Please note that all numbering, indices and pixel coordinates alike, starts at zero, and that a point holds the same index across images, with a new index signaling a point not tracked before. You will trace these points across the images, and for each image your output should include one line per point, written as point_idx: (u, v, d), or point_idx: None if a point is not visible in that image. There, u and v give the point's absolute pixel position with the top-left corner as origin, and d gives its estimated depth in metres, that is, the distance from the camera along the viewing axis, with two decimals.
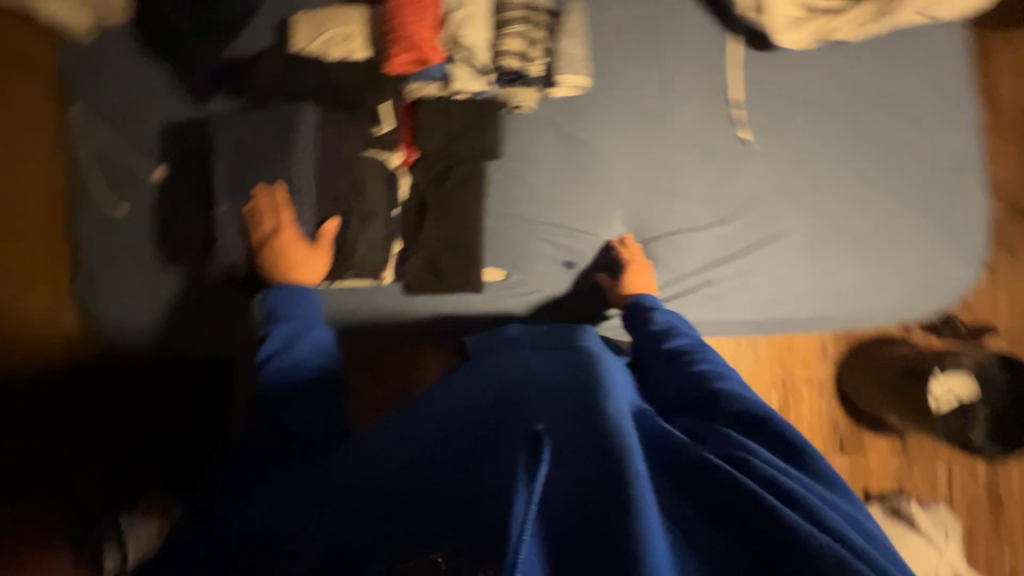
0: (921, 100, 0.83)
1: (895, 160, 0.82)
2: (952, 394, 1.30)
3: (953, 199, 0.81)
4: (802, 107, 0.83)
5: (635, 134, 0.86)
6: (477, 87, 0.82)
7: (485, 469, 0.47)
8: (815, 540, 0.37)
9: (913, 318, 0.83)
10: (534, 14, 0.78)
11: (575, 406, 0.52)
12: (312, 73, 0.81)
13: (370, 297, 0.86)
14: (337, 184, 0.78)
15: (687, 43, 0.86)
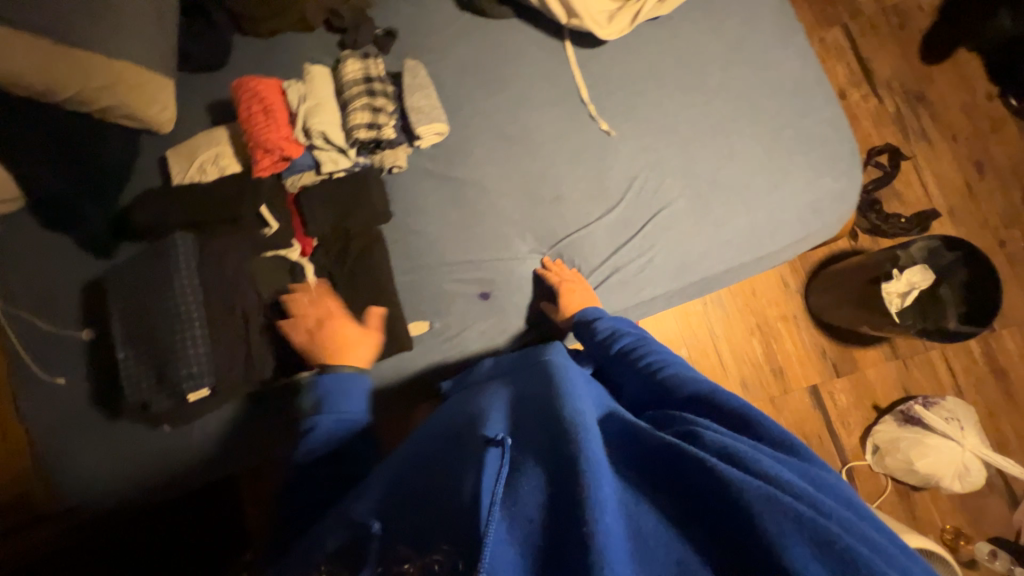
0: (755, 37, 0.86)
1: (748, 100, 0.85)
2: (912, 287, 1.34)
3: (814, 119, 0.84)
4: (647, 83, 0.88)
5: (507, 155, 0.90)
6: (347, 164, 0.86)
7: (458, 477, 0.52)
8: (749, 486, 0.42)
9: (821, 239, 0.84)
10: (375, 83, 0.82)
11: (545, 411, 0.56)
12: (190, 199, 0.85)
13: (305, 390, 0.85)
14: (236, 294, 0.81)
15: (527, 59, 0.92)
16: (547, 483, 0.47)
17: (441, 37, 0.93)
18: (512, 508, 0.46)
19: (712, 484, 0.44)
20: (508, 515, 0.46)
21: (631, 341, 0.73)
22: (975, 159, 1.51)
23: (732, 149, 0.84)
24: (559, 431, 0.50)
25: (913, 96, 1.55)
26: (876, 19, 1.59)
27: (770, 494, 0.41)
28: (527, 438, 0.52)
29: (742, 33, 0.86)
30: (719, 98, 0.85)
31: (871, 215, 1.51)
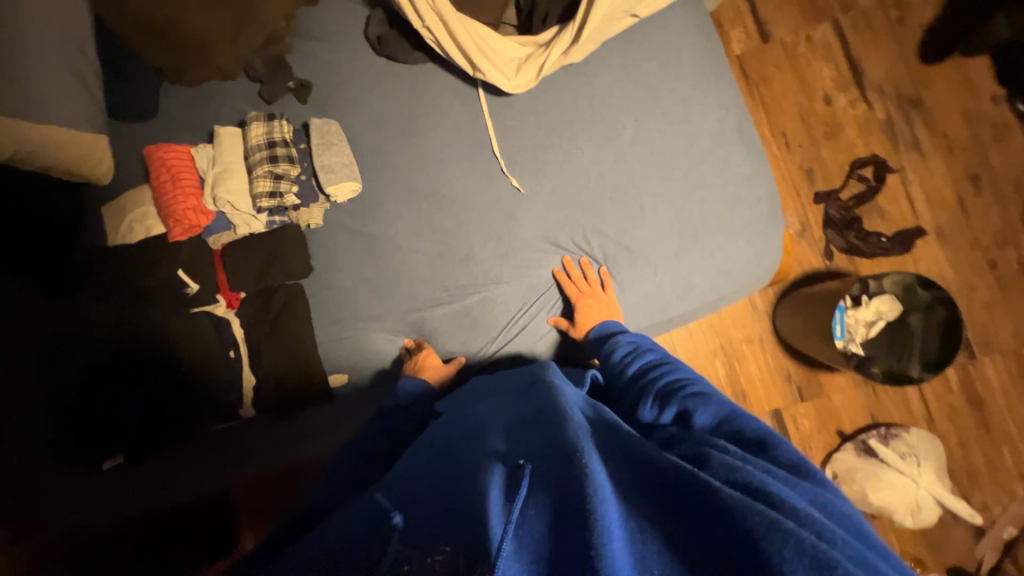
0: (675, 84, 0.81)
1: (664, 154, 0.81)
2: (880, 317, 1.27)
3: (731, 175, 0.79)
4: (560, 134, 0.85)
5: (421, 209, 0.90)
6: (262, 224, 0.89)
7: (465, 493, 0.48)
8: (750, 509, 0.37)
9: (731, 300, 0.83)
10: (275, 150, 0.84)
11: (542, 431, 0.53)
12: (120, 260, 0.91)
13: (233, 436, 0.91)
14: (161, 351, 0.87)
15: (443, 110, 0.91)
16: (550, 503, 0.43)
17: (357, 87, 0.93)
18: (518, 530, 0.42)
19: (719, 510, 0.39)
20: (517, 535, 0.41)
21: (641, 362, 0.70)
22: (969, 172, 1.40)
23: (643, 208, 0.81)
24: (562, 453, 0.47)
25: (907, 101, 1.42)
26: (871, 13, 1.44)
27: (771, 517, 0.36)
28: (538, 459, 0.49)
29: (661, 79, 0.81)
30: (634, 151, 0.82)
31: (848, 234, 1.41)
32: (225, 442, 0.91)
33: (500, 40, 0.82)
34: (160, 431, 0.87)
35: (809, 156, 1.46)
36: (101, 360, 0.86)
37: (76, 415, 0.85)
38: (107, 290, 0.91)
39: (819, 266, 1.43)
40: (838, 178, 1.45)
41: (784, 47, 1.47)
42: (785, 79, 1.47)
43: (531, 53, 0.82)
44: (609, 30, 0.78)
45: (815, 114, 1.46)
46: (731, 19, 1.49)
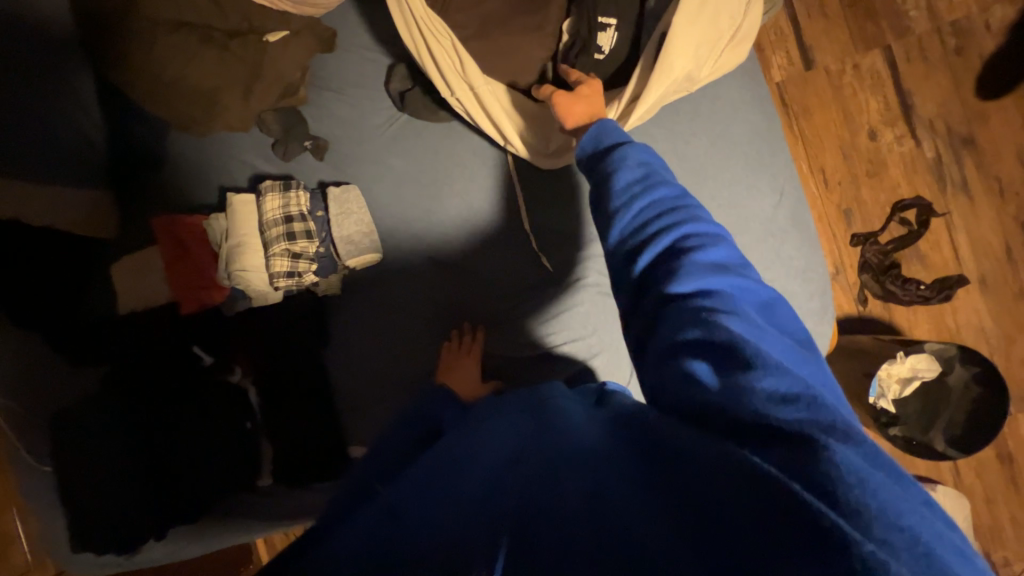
0: (725, 164, 0.74)
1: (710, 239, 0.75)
2: (915, 375, 1.21)
3: (782, 264, 0.74)
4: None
5: (446, 280, 0.86)
6: (278, 296, 0.84)
7: (449, 502, 0.45)
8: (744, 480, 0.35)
9: None
10: (292, 226, 0.79)
11: (536, 446, 0.47)
12: (123, 329, 0.86)
13: (248, 510, 0.88)
14: (176, 422, 0.85)
15: (469, 175, 0.87)
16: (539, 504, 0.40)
17: (379, 147, 0.87)
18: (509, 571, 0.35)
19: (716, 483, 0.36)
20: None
21: (650, 206, 0.56)
22: (1019, 220, 1.32)
23: None
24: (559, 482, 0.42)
25: (959, 140, 1.33)
26: (928, 40, 1.33)
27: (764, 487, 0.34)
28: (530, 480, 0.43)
29: (709, 157, 0.75)
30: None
31: (886, 280, 1.34)
32: (234, 513, 0.88)
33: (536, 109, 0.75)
34: (174, 503, 0.84)
35: (848, 195, 1.38)
36: (103, 440, 0.81)
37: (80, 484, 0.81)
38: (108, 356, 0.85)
39: (850, 312, 1.37)
40: (878, 219, 1.37)
41: (829, 75, 1.37)
42: (828, 110, 1.37)
43: None
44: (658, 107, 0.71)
45: (858, 149, 1.37)
46: (773, 43, 1.38)
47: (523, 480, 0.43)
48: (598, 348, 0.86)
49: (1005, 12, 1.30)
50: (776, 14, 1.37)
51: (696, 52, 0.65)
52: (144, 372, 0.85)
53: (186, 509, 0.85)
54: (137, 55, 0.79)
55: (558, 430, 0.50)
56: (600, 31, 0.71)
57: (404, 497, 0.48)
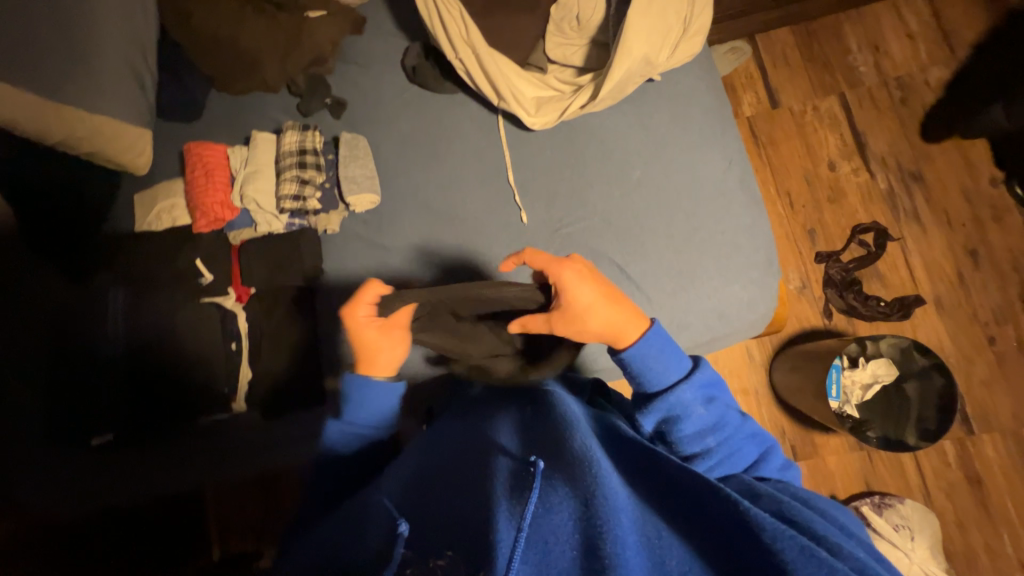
0: (683, 136, 0.87)
1: (667, 199, 0.85)
2: (876, 380, 1.27)
3: (732, 222, 0.84)
4: (572, 169, 0.90)
5: (431, 225, 0.93)
6: (282, 225, 0.93)
7: (476, 499, 0.51)
8: (780, 535, 0.43)
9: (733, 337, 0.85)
10: (305, 157, 0.90)
11: (545, 435, 0.58)
12: (138, 243, 0.94)
13: (224, 432, 0.92)
14: (163, 335, 0.90)
15: (464, 135, 0.96)
16: (574, 504, 0.47)
17: (388, 109, 0.99)
18: (537, 527, 0.45)
19: (745, 541, 0.44)
20: (531, 538, 0.44)
21: (712, 430, 0.67)
22: (970, 248, 1.43)
23: (644, 243, 0.84)
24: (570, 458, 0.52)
25: (908, 175, 1.48)
26: (876, 91, 1.53)
27: (804, 544, 0.42)
28: (553, 458, 0.53)
29: (670, 130, 0.87)
30: (639, 192, 0.86)
31: (848, 295, 1.43)
32: (206, 433, 0.92)
33: (530, 79, 0.89)
34: (149, 411, 0.90)
35: (812, 217, 1.51)
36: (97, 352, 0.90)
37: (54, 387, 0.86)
38: (118, 271, 0.94)
39: (817, 323, 1.45)
40: (840, 240, 1.49)
41: (792, 114, 1.56)
42: (792, 143, 1.55)
43: (556, 95, 0.89)
44: (633, 85, 0.83)
45: (820, 178, 1.52)
46: (743, 84, 1.58)
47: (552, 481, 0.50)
48: None
49: (940, 71, 1.50)
50: (745, 62, 1.58)
51: (664, 34, 0.78)
52: (142, 288, 0.93)
53: (156, 422, 0.90)
54: (198, 18, 0.95)
55: (575, 432, 0.56)
56: (583, 19, 0.87)
57: (432, 490, 0.57)
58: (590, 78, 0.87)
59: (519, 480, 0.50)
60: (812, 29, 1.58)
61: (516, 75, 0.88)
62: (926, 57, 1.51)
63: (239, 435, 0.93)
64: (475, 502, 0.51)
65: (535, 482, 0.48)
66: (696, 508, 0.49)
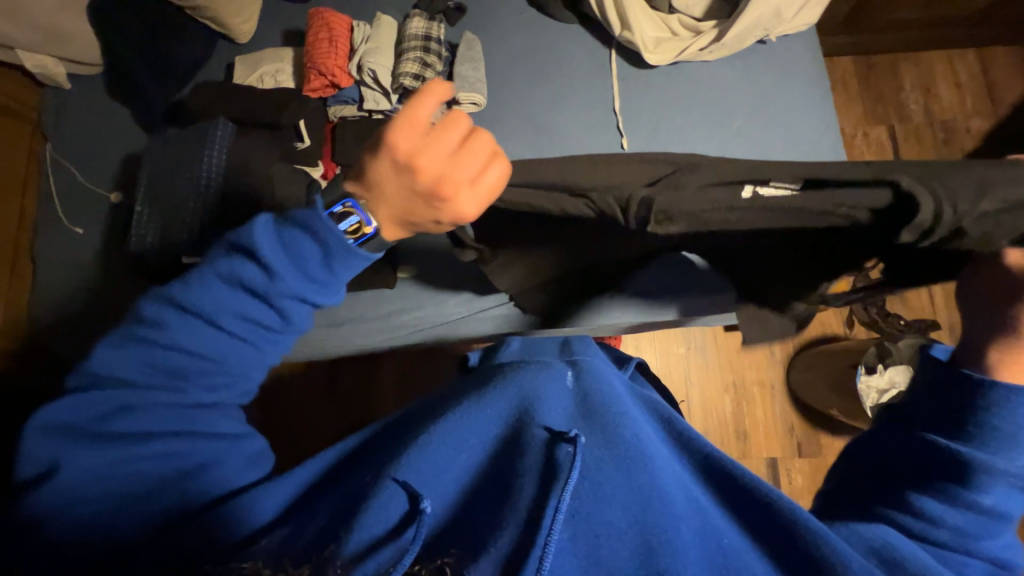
0: (783, 99, 0.93)
1: (763, 151, 0.90)
2: (894, 387, 1.32)
3: None
4: (676, 111, 0.94)
5: (531, 138, 0.95)
6: (388, 106, 0.92)
7: (508, 479, 0.50)
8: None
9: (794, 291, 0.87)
10: (430, 43, 0.90)
11: (582, 413, 0.56)
12: (243, 93, 0.92)
13: None
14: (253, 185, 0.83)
15: (574, 62, 0.99)
16: (622, 505, 0.47)
17: (504, 25, 1.02)
18: (572, 522, 0.45)
19: (792, 542, 0.45)
20: (565, 532, 0.45)
21: (976, 503, 0.46)
22: None
23: None
24: (614, 450, 0.51)
25: None
26: (922, 130, 1.64)
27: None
28: (592, 445, 0.51)
29: (776, 91, 0.93)
30: (738, 140, 0.91)
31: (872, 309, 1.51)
32: None
33: (652, 18, 0.94)
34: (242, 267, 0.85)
35: None
36: (185, 183, 0.83)
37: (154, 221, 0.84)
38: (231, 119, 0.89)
39: (839, 329, 1.53)
40: None
41: (843, 136, 1.66)
42: None
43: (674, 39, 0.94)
44: (748, 39, 0.90)
45: None
46: None
47: (596, 473, 0.49)
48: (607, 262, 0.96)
49: (982, 123, 1.62)
50: None
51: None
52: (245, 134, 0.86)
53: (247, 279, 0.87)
54: None
55: (620, 417, 0.54)
56: None
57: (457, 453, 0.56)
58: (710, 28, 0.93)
59: (562, 461, 0.49)
60: (873, 63, 1.69)
61: (641, 10, 0.93)
62: (971, 107, 1.64)
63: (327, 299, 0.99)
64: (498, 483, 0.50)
65: (574, 470, 0.47)
66: (745, 508, 0.49)
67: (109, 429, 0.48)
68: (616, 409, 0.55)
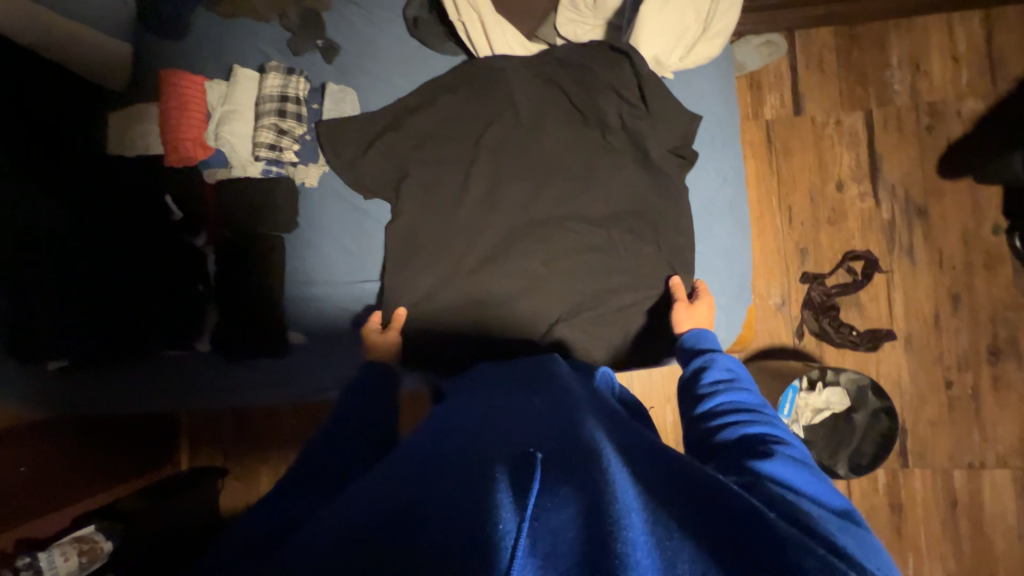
0: (652, 149, 0.96)
1: (625, 204, 0.96)
2: (828, 407, 1.28)
3: (670, 229, 0.96)
4: (544, 164, 0.97)
5: (407, 197, 0.95)
6: (258, 172, 0.94)
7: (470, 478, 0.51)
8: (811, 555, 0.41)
9: (640, 333, 0.97)
10: (286, 105, 0.92)
11: (538, 427, 0.60)
12: (123, 166, 0.97)
13: (199, 372, 0.98)
14: (154, 272, 0.95)
15: (451, 109, 0.96)
16: (575, 509, 0.46)
17: (383, 64, 0.99)
18: (537, 522, 0.44)
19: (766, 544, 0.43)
20: (533, 530, 0.43)
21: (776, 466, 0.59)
22: (953, 291, 1.42)
23: (595, 239, 0.96)
24: (573, 452, 0.53)
25: (914, 208, 1.44)
26: (906, 114, 1.45)
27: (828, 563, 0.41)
28: (554, 454, 0.53)
29: (644, 134, 0.95)
30: (602, 193, 0.96)
31: (823, 319, 1.43)
32: (185, 371, 0.98)
33: (525, 65, 0.97)
34: (153, 346, 0.96)
35: (807, 236, 1.48)
36: (121, 265, 0.94)
37: (83, 310, 0.93)
38: (117, 199, 0.96)
39: (788, 338, 1.46)
40: (829, 263, 1.47)
41: (813, 124, 1.49)
42: (806, 154, 1.49)
43: (546, 89, 0.97)
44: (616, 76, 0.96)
45: (825, 197, 1.48)
46: (771, 85, 1.50)
47: (450, 457, 0.57)
48: (499, 322, 0.95)
49: (977, 105, 1.42)
50: (779, 58, 1.49)
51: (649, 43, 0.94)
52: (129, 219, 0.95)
53: (155, 354, 0.97)
54: None
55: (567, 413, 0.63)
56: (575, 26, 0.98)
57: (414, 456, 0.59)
58: (584, 72, 0.97)
59: (520, 477, 0.48)
60: (857, 35, 1.47)
61: (512, 64, 0.96)
62: (966, 85, 1.43)
63: (220, 373, 0.98)
64: (444, 472, 0.54)
65: (539, 468, 0.48)
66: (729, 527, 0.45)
67: (423, 431, 0.71)
68: (577, 437, 0.56)
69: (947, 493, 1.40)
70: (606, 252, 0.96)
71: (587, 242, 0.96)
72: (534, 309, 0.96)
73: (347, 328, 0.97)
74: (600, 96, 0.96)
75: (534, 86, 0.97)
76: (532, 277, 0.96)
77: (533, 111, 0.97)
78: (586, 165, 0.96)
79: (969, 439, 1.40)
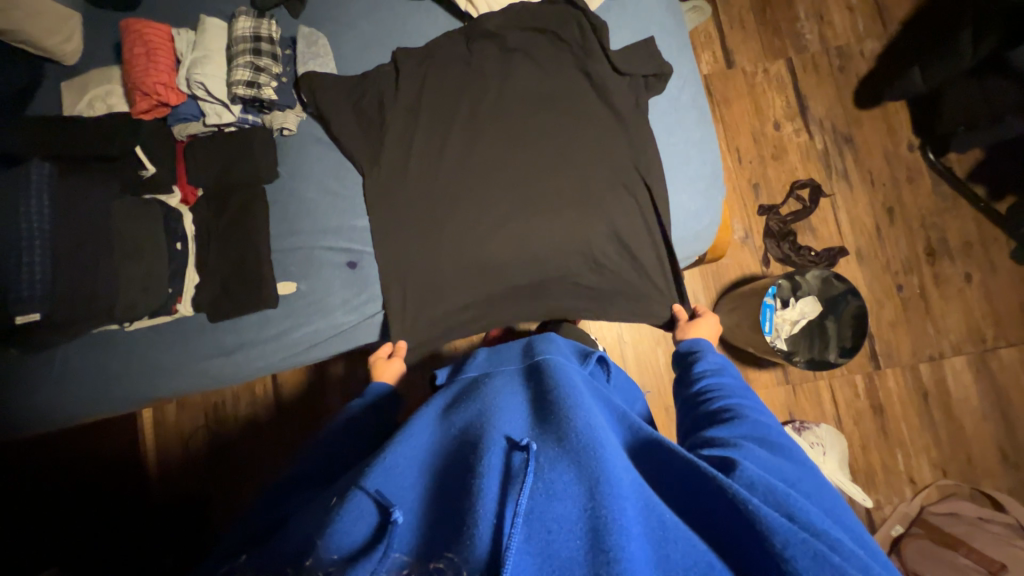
0: (613, 77, 1.03)
1: (597, 129, 1.02)
2: (803, 317, 1.37)
3: (643, 142, 1.02)
4: (517, 99, 1.02)
5: (390, 140, 0.97)
6: (234, 118, 0.94)
7: (466, 484, 0.51)
8: (792, 539, 0.46)
9: (629, 242, 1.01)
10: (260, 45, 0.93)
11: (534, 415, 0.61)
12: (69, 126, 0.91)
13: (184, 343, 0.94)
14: (122, 226, 0.88)
15: (422, 55, 1.01)
16: (575, 495, 0.48)
17: (350, 17, 1.03)
18: (532, 522, 0.46)
19: (750, 534, 0.47)
20: (527, 529, 0.45)
21: (755, 438, 0.64)
22: (887, 205, 1.59)
23: (574, 162, 1.01)
24: (567, 436, 0.54)
25: (841, 138, 1.61)
26: (820, 58, 1.64)
27: (813, 548, 0.45)
28: (547, 445, 0.54)
29: (603, 62, 1.03)
30: (574, 121, 1.02)
31: (784, 245, 1.54)
32: (169, 345, 0.94)
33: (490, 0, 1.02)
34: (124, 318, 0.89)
35: (757, 172, 1.61)
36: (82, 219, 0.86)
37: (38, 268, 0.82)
38: (70, 157, 0.90)
39: (756, 267, 1.56)
40: (780, 195, 1.60)
41: (744, 74, 1.65)
42: (743, 102, 1.64)
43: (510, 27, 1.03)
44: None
45: (765, 136, 1.63)
46: (703, 44, 1.65)
47: (444, 466, 0.57)
48: (494, 248, 0.97)
49: (875, 45, 1.64)
50: (705, 21, 1.65)
51: None
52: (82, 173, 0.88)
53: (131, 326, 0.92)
54: None
55: (558, 388, 0.63)
56: None
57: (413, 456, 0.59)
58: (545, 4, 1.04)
59: (517, 481, 0.50)
60: None
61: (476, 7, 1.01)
62: (863, 29, 1.64)
63: (208, 344, 0.94)
64: (441, 480, 0.55)
65: (531, 468, 0.50)
66: (714, 519, 0.51)
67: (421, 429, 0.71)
68: (573, 414, 0.57)
69: (918, 386, 1.52)
70: (586, 173, 1.01)
71: (566, 164, 1.01)
72: (526, 234, 0.99)
73: (340, 273, 0.96)
74: (560, 32, 1.03)
75: (498, 29, 1.02)
76: (520, 205, 0.99)
77: (500, 50, 1.02)
78: (555, 98, 1.02)
79: (925, 335, 1.54)
